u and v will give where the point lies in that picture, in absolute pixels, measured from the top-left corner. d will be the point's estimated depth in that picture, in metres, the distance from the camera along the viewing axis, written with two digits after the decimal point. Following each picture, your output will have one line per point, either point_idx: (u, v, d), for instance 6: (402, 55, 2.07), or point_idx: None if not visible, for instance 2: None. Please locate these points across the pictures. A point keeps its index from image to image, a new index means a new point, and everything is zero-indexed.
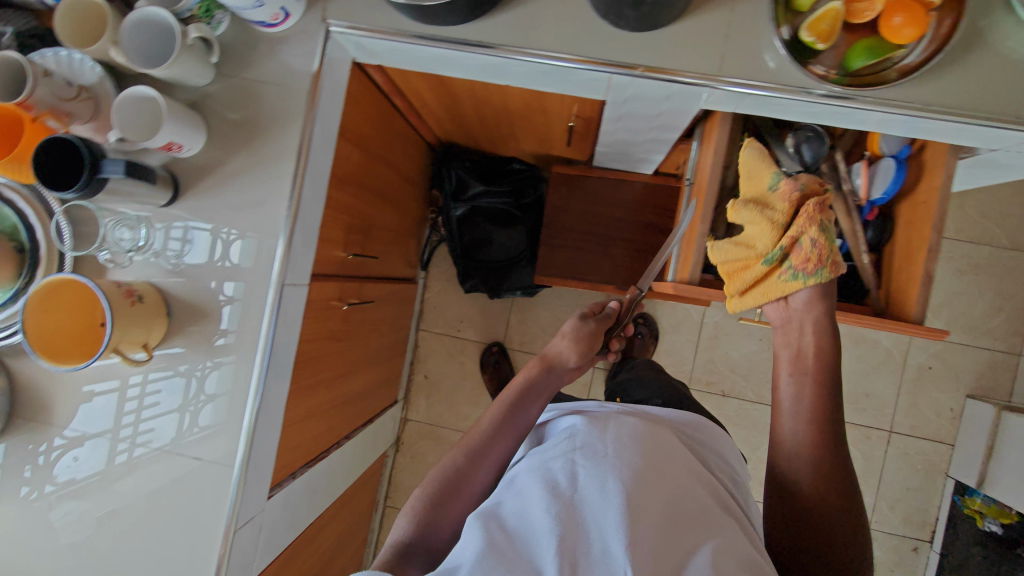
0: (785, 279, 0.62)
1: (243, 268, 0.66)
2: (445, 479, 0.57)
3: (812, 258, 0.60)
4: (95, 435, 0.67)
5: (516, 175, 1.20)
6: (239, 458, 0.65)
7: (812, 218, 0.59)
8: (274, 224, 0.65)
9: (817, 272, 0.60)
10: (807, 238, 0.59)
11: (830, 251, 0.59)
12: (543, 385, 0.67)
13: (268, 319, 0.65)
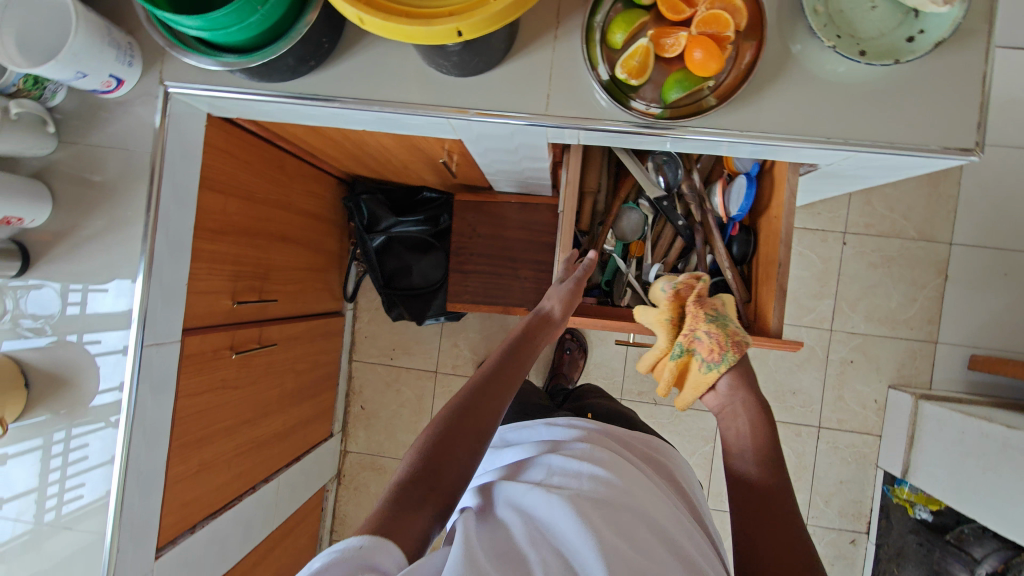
0: (707, 368, 0.70)
1: (102, 333, 0.67)
2: (444, 440, 0.52)
3: (715, 346, 0.69)
4: None
5: (428, 203, 1.22)
6: (110, 523, 0.66)
7: (699, 317, 0.70)
8: (129, 287, 0.66)
9: (725, 356, 0.69)
10: (703, 333, 0.69)
11: (729, 333, 0.69)
12: (531, 355, 0.67)
13: (128, 383, 0.66)
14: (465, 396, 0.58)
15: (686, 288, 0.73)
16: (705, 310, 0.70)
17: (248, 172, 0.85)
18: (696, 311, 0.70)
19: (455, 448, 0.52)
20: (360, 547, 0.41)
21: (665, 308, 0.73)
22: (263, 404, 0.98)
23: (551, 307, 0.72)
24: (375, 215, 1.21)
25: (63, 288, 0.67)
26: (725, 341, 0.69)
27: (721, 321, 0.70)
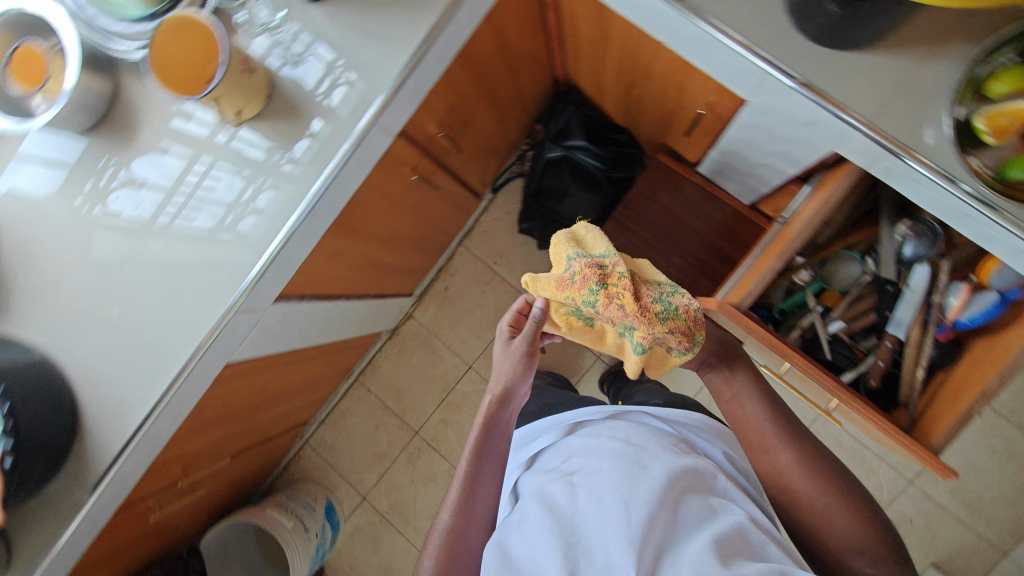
0: (676, 352, 0.67)
1: (345, 91, 0.68)
2: (449, 531, 0.62)
3: (681, 335, 0.65)
4: (153, 181, 0.72)
5: (619, 148, 1.18)
6: (265, 257, 0.69)
7: (653, 310, 0.64)
8: (390, 66, 0.67)
9: (694, 342, 0.66)
10: (663, 331, 0.64)
11: (682, 318, 0.65)
12: (505, 419, 0.71)
13: (345, 150, 0.68)
14: (454, 491, 0.65)
15: (596, 278, 0.64)
16: (646, 308, 0.63)
17: (515, 24, 0.84)
18: (636, 312, 0.63)
19: (457, 527, 0.62)
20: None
21: (590, 305, 0.64)
22: (394, 232, 1.01)
23: (508, 389, 0.71)
24: (562, 131, 1.17)
25: (332, 33, 0.68)
26: (654, 332, 0.64)
27: (671, 304, 0.65)
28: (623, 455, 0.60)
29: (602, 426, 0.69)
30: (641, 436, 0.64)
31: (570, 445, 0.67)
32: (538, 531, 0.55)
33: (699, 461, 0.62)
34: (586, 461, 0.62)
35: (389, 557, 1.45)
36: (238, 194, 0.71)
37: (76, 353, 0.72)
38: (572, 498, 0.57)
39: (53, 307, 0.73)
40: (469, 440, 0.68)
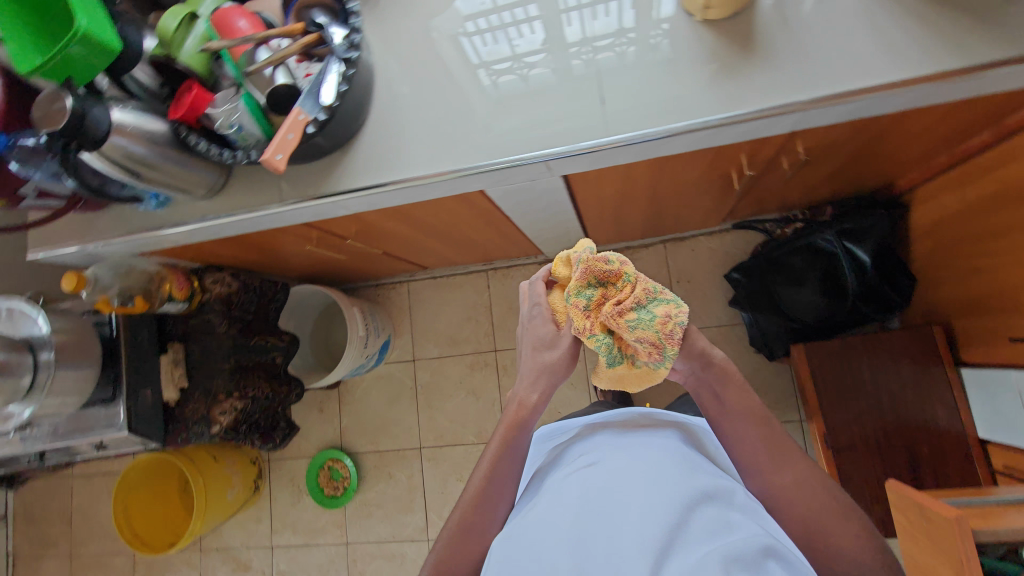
0: (653, 368, 0.59)
1: (803, 60, 0.61)
2: (460, 519, 0.66)
3: (651, 350, 0.57)
4: (569, 1, 0.70)
5: (884, 287, 1.08)
6: (607, 139, 0.67)
7: (624, 317, 0.57)
8: (866, 73, 0.60)
9: (664, 357, 0.57)
10: (634, 337, 0.57)
11: (657, 326, 0.57)
12: (529, 428, 0.70)
13: (756, 111, 0.62)
14: (470, 481, 0.69)
15: (596, 273, 0.59)
16: (629, 307, 0.57)
17: (960, 121, 0.75)
18: (610, 311, 0.58)
19: (471, 515, 0.66)
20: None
21: (581, 299, 0.60)
22: (662, 196, 0.97)
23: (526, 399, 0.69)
24: (852, 231, 1.06)
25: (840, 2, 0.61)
26: (626, 337, 0.58)
27: (651, 313, 0.57)
28: (631, 470, 0.61)
29: (613, 436, 0.69)
30: (651, 450, 0.64)
31: (578, 455, 0.68)
32: (535, 549, 0.57)
33: (706, 474, 0.61)
34: (592, 470, 0.63)
35: (396, 419, 1.49)
36: (631, 69, 0.66)
37: (391, 90, 0.73)
38: (572, 509, 0.59)
39: (406, 40, 0.74)
40: (488, 442, 0.70)
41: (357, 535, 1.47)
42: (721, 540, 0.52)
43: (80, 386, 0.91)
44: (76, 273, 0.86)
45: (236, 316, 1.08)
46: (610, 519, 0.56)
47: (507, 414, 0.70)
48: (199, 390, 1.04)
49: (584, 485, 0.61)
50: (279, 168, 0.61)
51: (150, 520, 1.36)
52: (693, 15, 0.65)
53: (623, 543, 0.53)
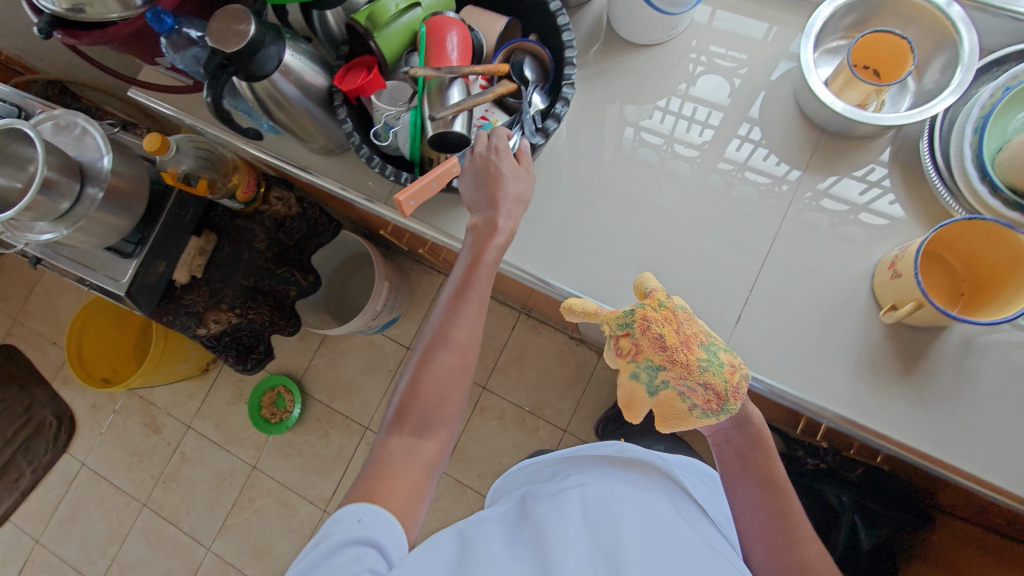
0: (699, 415, 0.53)
1: (947, 412, 0.57)
2: (416, 378, 0.54)
3: (712, 395, 0.52)
4: (762, 201, 0.65)
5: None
6: None
7: (693, 355, 0.53)
8: (998, 466, 0.55)
9: (726, 408, 0.53)
10: (701, 377, 0.52)
11: (723, 376, 0.53)
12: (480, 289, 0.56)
13: (868, 427, 0.58)
14: (404, 379, 0.56)
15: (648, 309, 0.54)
16: (689, 345, 0.53)
17: None
18: (679, 346, 0.52)
19: (426, 372, 0.53)
20: (358, 521, 0.47)
21: (627, 333, 0.54)
22: None
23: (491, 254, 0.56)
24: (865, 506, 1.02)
25: None
26: (692, 377, 0.52)
27: (719, 359, 0.54)
28: (624, 497, 0.55)
29: (604, 465, 0.63)
30: (643, 487, 0.59)
31: (567, 475, 0.62)
32: (511, 542, 0.51)
33: (695, 524, 0.56)
34: (582, 490, 0.56)
35: (361, 389, 1.46)
36: (784, 306, 0.62)
37: (551, 170, 0.70)
38: (570, 519, 0.51)
39: (594, 133, 0.70)
40: (460, 247, 0.58)
41: (267, 466, 1.46)
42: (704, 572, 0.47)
43: (109, 231, 0.87)
44: (160, 136, 0.82)
45: (278, 239, 1.05)
46: (594, 528, 0.50)
47: (471, 221, 0.57)
48: (208, 287, 1.00)
49: (573, 500, 0.55)
50: (405, 212, 0.55)
51: (100, 346, 1.36)
52: (877, 299, 0.60)
53: (605, 552, 0.47)
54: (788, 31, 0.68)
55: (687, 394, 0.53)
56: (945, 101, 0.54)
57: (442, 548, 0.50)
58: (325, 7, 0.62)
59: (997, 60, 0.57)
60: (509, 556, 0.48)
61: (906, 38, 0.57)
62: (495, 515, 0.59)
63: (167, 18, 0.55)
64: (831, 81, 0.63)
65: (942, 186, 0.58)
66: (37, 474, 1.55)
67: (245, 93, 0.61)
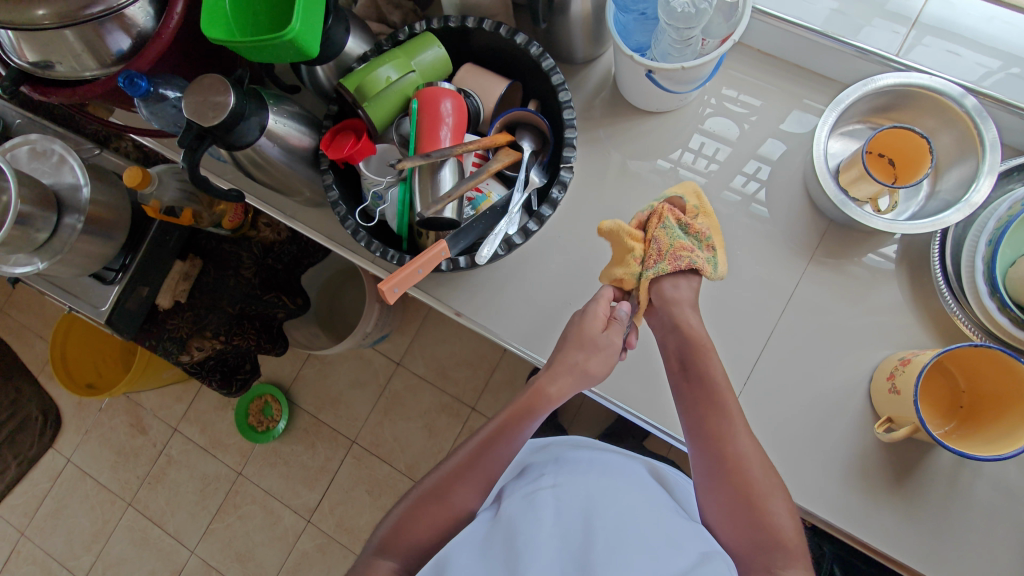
0: (636, 272, 0.58)
1: (940, 527, 0.56)
2: (430, 488, 0.55)
3: (653, 251, 0.57)
4: (762, 287, 0.63)
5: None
6: None
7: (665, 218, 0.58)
8: None
9: (656, 265, 0.57)
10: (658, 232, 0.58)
11: (676, 243, 0.57)
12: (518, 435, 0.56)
13: (862, 538, 0.57)
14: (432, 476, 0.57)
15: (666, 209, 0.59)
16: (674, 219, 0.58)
17: None
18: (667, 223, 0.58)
19: (447, 498, 0.54)
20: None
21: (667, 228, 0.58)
22: None
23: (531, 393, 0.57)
24: (850, 560, 0.93)
25: (1017, 508, 0.55)
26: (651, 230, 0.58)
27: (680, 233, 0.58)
28: (599, 490, 0.51)
29: (576, 454, 0.58)
30: (616, 476, 0.55)
31: (539, 465, 0.58)
32: (481, 550, 0.47)
33: (664, 506, 0.53)
34: (556, 488, 0.52)
35: (348, 402, 1.44)
36: (778, 403, 0.60)
37: (547, 240, 0.68)
38: (542, 509, 0.49)
39: (593, 203, 0.68)
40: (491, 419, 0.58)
41: (252, 473, 1.45)
42: (668, 557, 0.45)
43: (92, 259, 0.83)
44: (141, 170, 0.79)
45: (266, 264, 1.02)
46: (566, 536, 0.47)
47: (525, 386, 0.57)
48: (192, 313, 0.97)
49: (546, 500, 0.50)
50: (389, 300, 0.53)
51: (85, 351, 1.34)
52: (872, 404, 0.58)
53: (577, 561, 0.44)
54: (794, 107, 0.66)
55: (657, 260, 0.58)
56: (958, 213, 0.53)
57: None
58: (313, 63, 0.59)
59: (1019, 165, 0.55)
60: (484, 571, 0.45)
61: (928, 138, 0.53)
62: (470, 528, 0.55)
63: (141, 81, 0.51)
64: (842, 170, 0.60)
65: (948, 293, 0.57)
66: (22, 467, 1.53)
67: (223, 154, 0.58)
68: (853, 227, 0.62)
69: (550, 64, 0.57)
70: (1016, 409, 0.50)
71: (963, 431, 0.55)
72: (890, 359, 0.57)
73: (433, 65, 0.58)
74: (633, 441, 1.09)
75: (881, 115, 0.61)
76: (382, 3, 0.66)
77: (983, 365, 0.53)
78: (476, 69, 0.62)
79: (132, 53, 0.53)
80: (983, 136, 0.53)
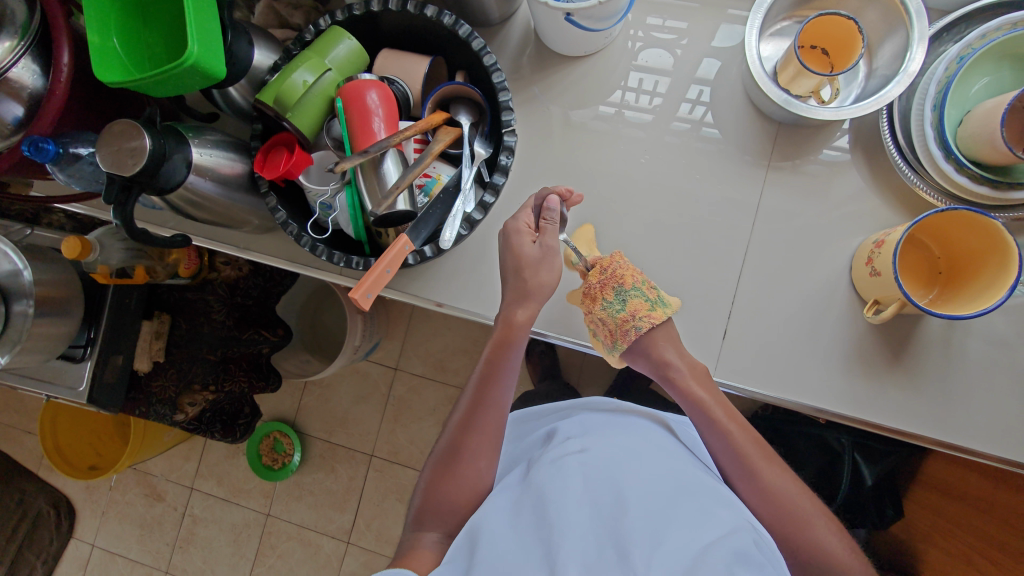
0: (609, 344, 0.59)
1: (944, 391, 0.58)
2: (443, 455, 0.55)
3: (606, 332, 0.58)
4: (729, 205, 0.63)
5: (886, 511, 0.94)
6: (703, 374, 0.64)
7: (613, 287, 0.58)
8: (999, 435, 0.57)
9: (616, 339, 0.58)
10: (598, 313, 0.58)
11: (617, 319, 0.57)
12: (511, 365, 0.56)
13: (875, 421, 0.58)
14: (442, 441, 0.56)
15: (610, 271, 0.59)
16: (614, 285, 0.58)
17: None
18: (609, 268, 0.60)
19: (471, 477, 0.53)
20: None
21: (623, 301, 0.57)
22: None
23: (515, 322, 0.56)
24: (868, 443, 0.96)
25: (1010, 354, 0.57)
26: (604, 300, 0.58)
27: (619, 304, 0.56)
28: (626, 458, 0.52)
29: (603, 422, 0.59)
30: (641, 442, 0.55)
31: (565, 434, 0.58)
32: (513, 519, 0.48)
33: (692, 470, 0.53)
34: (584, 457, 0.52)
35: (357, 418, 1.43)
36: (767, 312, 0.61)
37: (508, 210, 0.66)
38: (573, 479, 0.49)
39: (544, 163, 0.66)
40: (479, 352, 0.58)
41: (281, 510, 1.44)
42: (698, 525, 0.45)
43: (57, 341, 0.79)
44: (78, 239, 0.74)
45: (236, 303, 0.97)
46: (597, 504, 0.48)
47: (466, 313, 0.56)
48: (175, 370, 0.95)
49: (576, 468, 0.51)
50: (364, 306, 0.51)
51: (79, 434, 1.31)
52: (857, 292, 0.59)
53: (609, 533, 0.45)
54: (719, 18, 0.65)
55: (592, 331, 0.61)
56: (900, 85, 0.53)
57: (447, 557, 0.48)
58: (223, 85, 0.56)
59: (947, 25, 0.55)
60: (516, 538, 0.46)
61: (856, 19, 0.53)
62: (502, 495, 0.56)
63: (47, 145, 0.49)
64: (780, 71, 0.59)
65: (906, 166, 0.57)
66: (48, 564, 1.50)
67: (156, 200, 0.55)
68: (803, 124, 0.61)
69: (467, 30, 0.55)
70: (996, 260, 0.51)
71: (947, 295, 0.56)
72: (865, 244, 0.58)
73: (349, 58, 0.56)
74: (640, 385, 1.10)
75: (806, 6, 0.60)
76: (280, 7, 0.63)
77: (952, 224, 0.53)
78: (394, 53, 0.60)
79: (28, 118, 0.50)
80: (908, 5, 0.53)
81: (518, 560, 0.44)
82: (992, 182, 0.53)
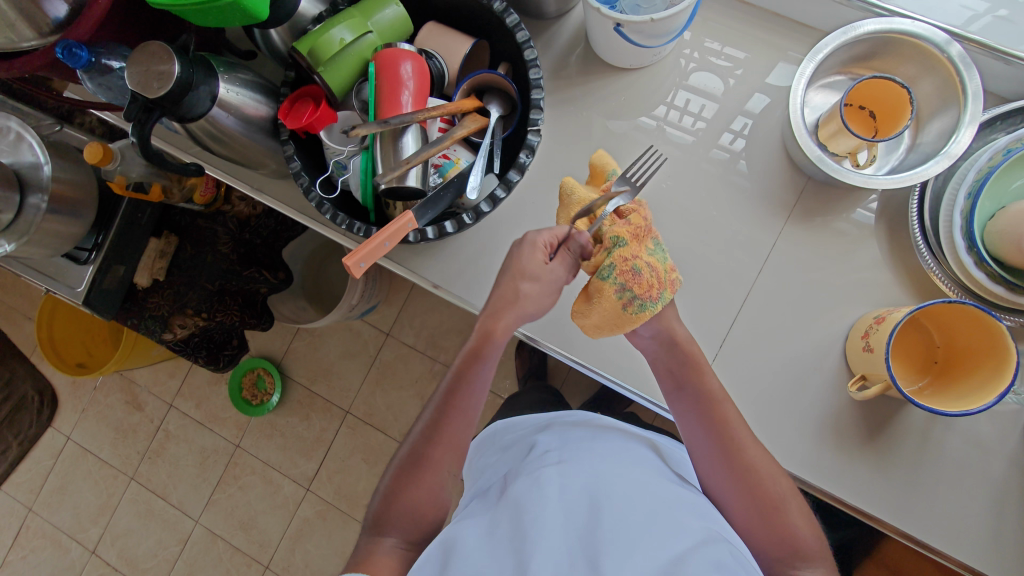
0: (638, 307, 0.53)
1: (911, 480, 0.57)
2: (412, 452, 0.54)
3: (651, 283, 0.53)
4: (741, 248, 0.62)
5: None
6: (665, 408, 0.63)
7: (647, 241, 0.54)
8: (957, 537, 0.56)
9: (657, 296, 0.53)
10: (647, 259, 0.53)
11: (664, 269, 0.54)
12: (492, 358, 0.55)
13: (836, 495, 0.58)
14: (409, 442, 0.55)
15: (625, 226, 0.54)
16: (643, 241, 0.54)
17: None
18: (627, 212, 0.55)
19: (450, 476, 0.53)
20: None
21: (661, 260, 0.54)
22: None
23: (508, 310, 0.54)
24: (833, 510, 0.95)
25: (987, 459, 0.56)
26: (640, 258, 0.53)
27: (663, 253, 0.55)
28: (602, 469, 0.51)
29: (583, 434, 0.58)
30: (622, 456, 0.54)
31: (544, 445, 0.58)
32: (489, 534, 0.47)
33: (673, 486, 0.52)
34: (561, 468, 0.52)
35: (341, 373, 1.45)
36: (753, 361, 0.60)
37: (520, 205, 0.66)
38: (549, 490, 0.49)
39: (568, 165, 0.66)
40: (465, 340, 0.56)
41: (250, 444, 1.47)
42: (672, 539, 0.44)
43: (65, 240, 0.81)
44: (102, 145, 0.75)
45: (243, 240, 0.99)
46: (572, 514, 0.47)
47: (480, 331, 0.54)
48: (172, 291, 0.96)
49: (551, 479, 0.50)
50: (357, 274, 0.51)
51: (77, 330, 1.35)
52: (848, 362, 0.58)
53: (583, 542, 0.44)
54: (778, 60, 0.63)
55: (622, 285, 0.52)
56: (938, 165, 0.51)
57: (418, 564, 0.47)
58: (265, 26, 0.56)
59: (1003, 114, 0.53)
60: (491, 550, 0.45)
61: (910, 88, 0.52)
62: (471, 508, 0.55)
63: (81, 52, 0.49)
64: (821, 125, 0.58)
65: (926, 248, 0.56)
66: (23, 446, 1.55)
67: (177, 126, 0.55)
68: (832, 183, 0.60)
69: (514, 20, 0.54)
70: (996, 364, 0.49)
71: (937, 386, 0.55)
72: (865, 318, 0.57)
73: (393, 24, 0.56)
74: (619, 405, 1.10)
75: (862, 64, 0.58)
76: None
77: (964, 322, 0.52)
78: (439, 28, 0.59)
79: (69, 20, 0.50)
80: (965, 85, 0.51)
81: (491, 570, 0.43)
82: (1009, 284, 0.52)
